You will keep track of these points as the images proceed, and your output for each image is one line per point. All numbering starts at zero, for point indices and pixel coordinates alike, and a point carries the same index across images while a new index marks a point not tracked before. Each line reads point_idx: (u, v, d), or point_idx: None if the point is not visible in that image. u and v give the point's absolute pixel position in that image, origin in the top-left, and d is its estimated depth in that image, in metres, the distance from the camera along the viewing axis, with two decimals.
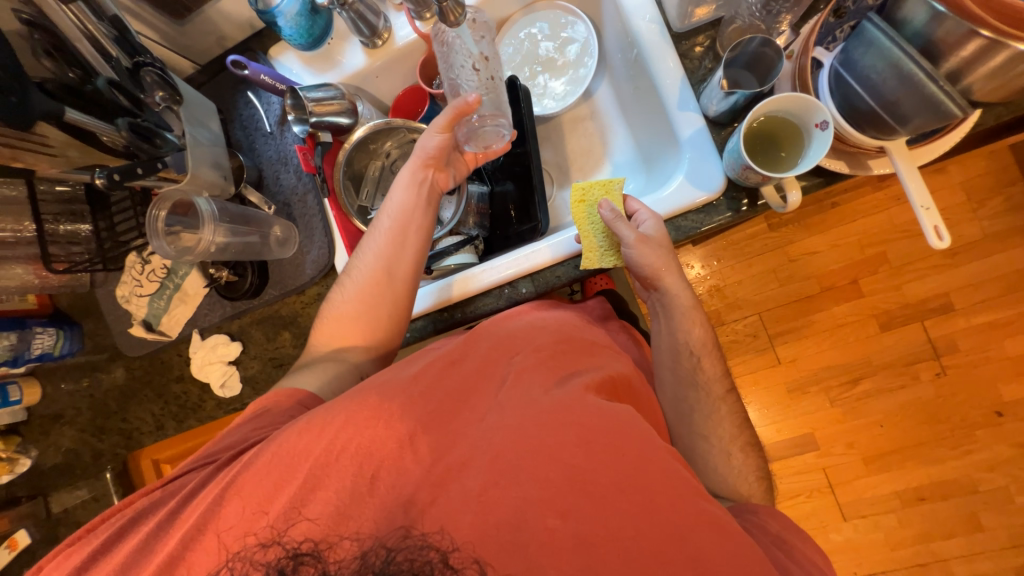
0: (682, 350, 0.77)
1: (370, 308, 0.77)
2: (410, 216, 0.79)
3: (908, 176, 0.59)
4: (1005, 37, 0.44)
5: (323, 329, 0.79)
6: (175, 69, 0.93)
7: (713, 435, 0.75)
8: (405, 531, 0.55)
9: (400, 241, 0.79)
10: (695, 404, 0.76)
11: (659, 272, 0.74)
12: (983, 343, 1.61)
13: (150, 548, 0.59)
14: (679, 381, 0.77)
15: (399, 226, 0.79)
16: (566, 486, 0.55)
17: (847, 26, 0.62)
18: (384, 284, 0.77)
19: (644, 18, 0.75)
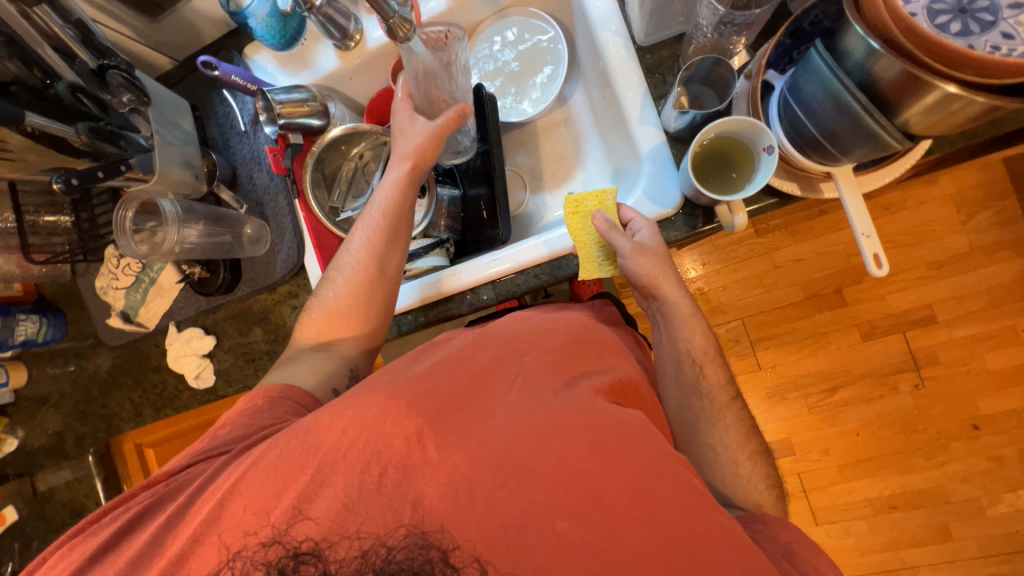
0: (684, 359, 0.76)
1: (363, 300, 0.78)
2: (402, 211, 0.79)
3: (853, 205, 0.59)
4: (933, 77, 0.45)
5: (312, 324, 0.79)
6: (153, 64, 0.94)
7: (720, 445, 0.73)
8: (406, 530, 0.53)
9: (392, 234, 0.79)
10: (702, 412, 0.74)
11: (657, 281, 0.71)
12: (964, 357, 1.60)
13: (157, 543, 0.57)
14: (684, 387, 0.76)
15: (391, 223, 0.79)
16: (575, 489, 0.54)
17: (803, 48, 0.62)
18: (374, 279, 0.78)
19: (609, 30, 0.74)
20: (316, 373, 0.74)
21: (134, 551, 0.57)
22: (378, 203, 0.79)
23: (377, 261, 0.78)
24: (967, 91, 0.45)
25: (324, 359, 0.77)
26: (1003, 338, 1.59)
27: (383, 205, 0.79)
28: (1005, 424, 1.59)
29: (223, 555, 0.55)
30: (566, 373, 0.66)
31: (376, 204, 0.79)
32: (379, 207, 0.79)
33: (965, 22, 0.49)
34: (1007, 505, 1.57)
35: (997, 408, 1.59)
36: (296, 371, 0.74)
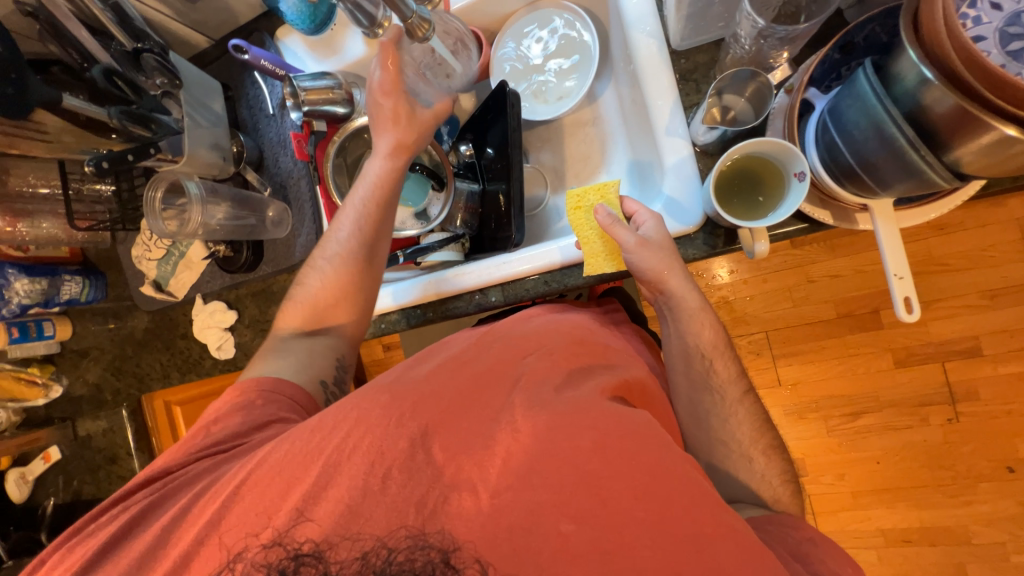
0: (693, 354, 0.74)
1: (349, 289, 0.80)
2: (393, 206, 0.79)
3: (886, 240, 0.55)
4: (992, 117, 0.41)
5: (294, 312, 0.81)
6: (191, 43, 0.96)
7: (733, 441, 0.71)
8: (406, 532, 0.53)
9: (381, 227, 0.79)
10: (713, 408, 0.72)
11: (662, 279, 0.69)
12: (1008, 395, 1.49)
13: (169, 541, 0.60)
14: (695, 384, 0.73)
15: (381, 218, 0.79)
16: (579, 490, 0.53)
17: (853, 65, 0.57)
18: (356, 261, 0.79)
19: (643, 30, 0.70)
20: (306, 369, 0.77)
21: (145, 546, 0.60)
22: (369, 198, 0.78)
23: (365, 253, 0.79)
24: None
25: (311, 347, 0.80)
26: None
27: (373, 198, 0.78)
28: None
29: (222, 557, 0.57)
30: (570, 381, 0.64)
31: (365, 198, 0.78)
32: (369, 202, 0.78)
33: None
34: None
35: None
36: (282, 362, 0.77)
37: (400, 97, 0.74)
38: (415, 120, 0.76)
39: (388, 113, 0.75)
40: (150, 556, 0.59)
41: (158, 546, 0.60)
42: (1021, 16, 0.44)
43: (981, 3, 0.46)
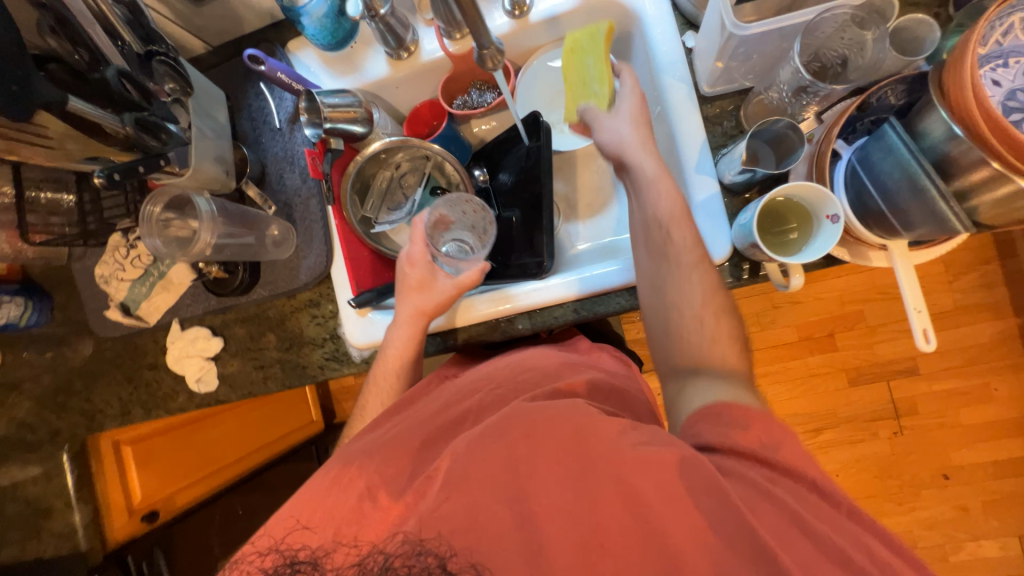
0: (651, 222, 0.68)
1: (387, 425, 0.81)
2: (414, 361, 0.80)
3: (906, 279, 0.61)
4: (1014, 171, 0.46)
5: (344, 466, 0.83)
6: (185, 47, 0.89)
7: (693, 317, 0.64)
8: (404, 537, 0.51)
9: (409, 376, 0.80)
10: (669, 276, 0.66)
11: (625, 148, 0.71)
12: (941, 409, 1.68)
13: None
14: (654, 255, 0.68)
15: (406, 369, 0.79)
16: (642, 542, 0.48)
17: (868, 121, 0.63)
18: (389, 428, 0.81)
19: (673, 75, 0.75)
20: None
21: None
22: (383, 354, 0.80)
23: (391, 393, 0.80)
24: None
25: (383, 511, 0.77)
26: (978, 394, 1.66)
27: (387, 353, 0.80)
28: (971, 476, 1.66)
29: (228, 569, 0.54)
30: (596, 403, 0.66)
31: (387, 348, 0.80)
32: (389, 354, 0.80)
33: None
34: (966, 554, 1.66)
35: (967, 460, 1.66)
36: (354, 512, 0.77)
37: (424, 268, 0.81)
38: (435, 290, 0.79)
39: (412, 282, 0.80)
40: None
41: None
42: (1016, 93, 0.53)
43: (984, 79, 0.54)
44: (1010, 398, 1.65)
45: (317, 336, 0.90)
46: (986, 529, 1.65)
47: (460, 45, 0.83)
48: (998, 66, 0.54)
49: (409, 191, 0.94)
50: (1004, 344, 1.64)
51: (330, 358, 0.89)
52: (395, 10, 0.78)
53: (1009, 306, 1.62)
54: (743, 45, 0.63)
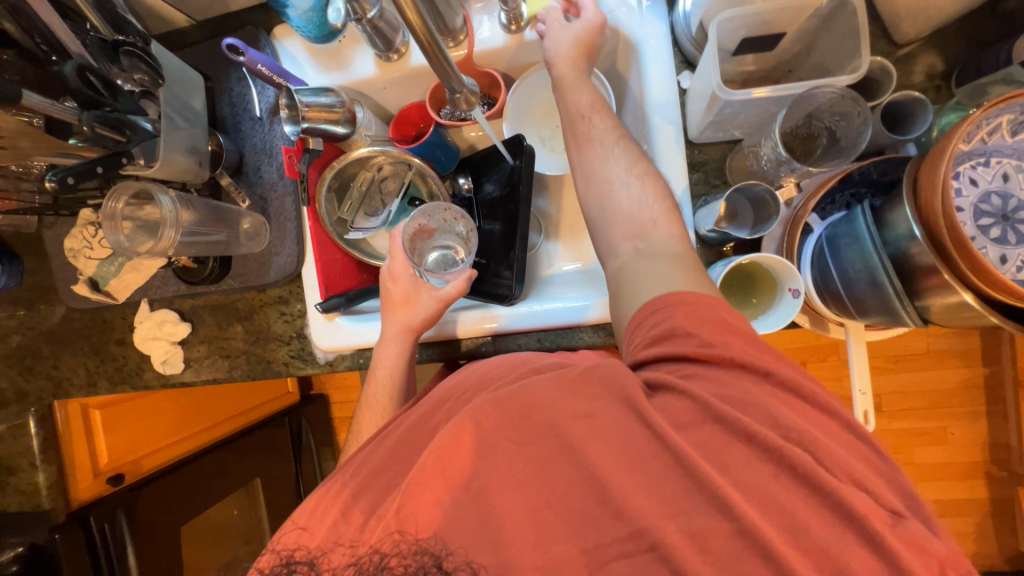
0: (575, 117, 0.70)
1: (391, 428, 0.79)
2: (408, 368, 0.79)
3: (856, 358, 0.62)
4: (961, 282, 0.47)
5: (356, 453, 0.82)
6: (166, 19, 0.85)
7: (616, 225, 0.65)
8: (398, 536, 0.52)
9: (405, 383, 0.79)
10: (593, 164, 0.68)
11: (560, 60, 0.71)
12: (898, 446, 1.71)
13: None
14: (592, 155, 0.69)
15: (404, 375, 0.79)
16: None
17: (848, 194, 0.63)
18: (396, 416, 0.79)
19: (664, 116, 0.72)
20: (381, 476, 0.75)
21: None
22: (376, 364, 0.80)
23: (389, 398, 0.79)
24: (984, 306, 0.47)
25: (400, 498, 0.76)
26: (934, 435, 1.69)
27: (380, 360, 0.79)
28: None
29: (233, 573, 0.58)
30: None
31: (380, 357, 0.80)
32: (382, 363, 0.79)
33: (1005, 230, 0.51)
34: None
35: None
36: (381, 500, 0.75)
37: (407, 283, 0.80)
38: (420, 304, 0.78)
39: (396, 298, 0.80)
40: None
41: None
42: (989, 195, 0.52)
43: (962, 176, 0.53)
44: (966, 443, 1.68)
45: (285, 333, 0.90)
46: None
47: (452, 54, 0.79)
48: (978, 165, 0.53)
49: (388, 197, 0.92)
50: (968, 392, 1.65)
51: (296, 356, 0.90)
52: (383, 12, 0.75)
53: (979, 355, 1.63)
54: (729, 106, 0.61)
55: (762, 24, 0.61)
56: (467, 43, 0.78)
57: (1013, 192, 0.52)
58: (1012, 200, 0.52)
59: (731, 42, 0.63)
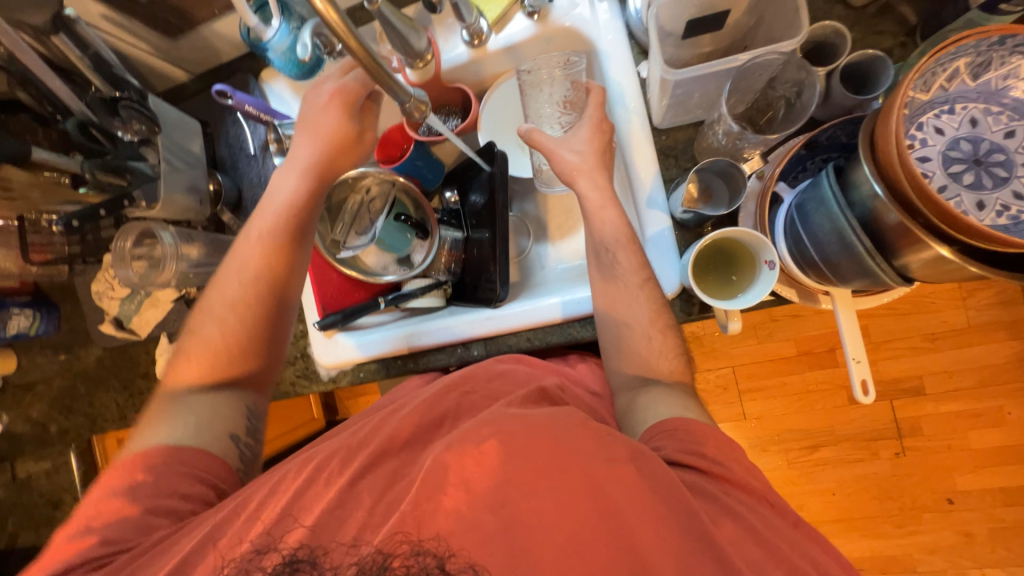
0: (600, 245, 0.71)
1: (245, 345, 0.73)
2: (235, 295, 0.73)
3: (847, 329, 0.59)
4: (927, 238, 0.46)
5: (188, 358, 0.72)
6: (168, 75, 0.94)
7: (635, 321, 0.69)
8: (402, 537, 0.51)
9: (245, 300, 0.73)
10: (623, 300, 0.70)
11: (579, 176, 0.71)
12: (949, 431, 1.57)
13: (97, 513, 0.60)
14: (608, 280, 0.71)
15: (222, 301, 0.74)
16: None
17: (818, 159, 0.62)
18: (250, 292, 0.73)
19: (625, 106, 0.74)
20: (204, 427, 0.67)
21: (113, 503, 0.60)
22: (233, 279, 0.74)
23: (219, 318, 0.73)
24: (961, 258, 0.45)
25: (213, 402, 0.70)
26: (989, 417, 1.56)
27: (228, 275, 0.74)
28: (978, 502, 1.56)
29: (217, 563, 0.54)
30: None
31: (235, 270, 0.74)
32: (229, 278, 0.74)
33: (978, 174, 0.49)
34: None
35: (974, 485, 1.56)
36: (175, 426, 0.66)
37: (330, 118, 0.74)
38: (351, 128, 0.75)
39: (303, 159, 0.74)
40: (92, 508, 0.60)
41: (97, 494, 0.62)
42: (958, 142, 0.51)
43: (926, 127, 0.51)
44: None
45: (290, 353, 0.94)
46: (992, 558, 1.55)
47: (421, 74, 0.81)
48: (943, 113, 0.51)
49: (375, 215, 0.93)
50: (1020, 367, 1.53)
51: (302, 375, 0.94)
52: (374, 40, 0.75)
53: None
54: (681, 84, 0.61)
55: (706, 3, 0.61)
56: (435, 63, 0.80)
57: (983, 136, 0.50)
58: (984, 144, 0.50)
59: (677, 23, 0.63)
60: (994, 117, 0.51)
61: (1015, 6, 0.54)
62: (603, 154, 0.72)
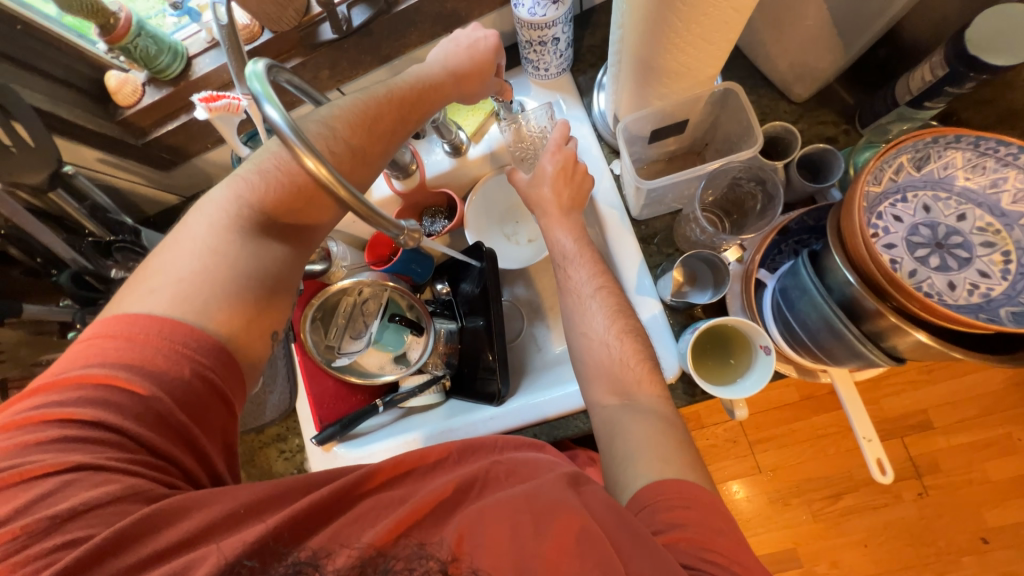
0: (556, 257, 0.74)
1: (161, 368, 0.45)
2: (283, 191, 0.56)
3: (853, 409, 0.60)
4: (906, 324, 0.48)
5: (211, 212, 0.54)
6: (159, 201, 0.97)
7: (593, 330, 0.68)
8: (406, 542, 0.46)
9: (296, 199, 0.57)
10: (573, 306, 0.71)
11: (541, 200, 0.76)
12: (965, 465, 1.54)
13: (67, 396, 0.43)
14: (563, 289, 0.73)
15: (251, 204, 0.55)
16: None
17: (792, 242, 0.65)
18: (242, 209, 0.54)
19: (605, 201, 0.78)
20: (205, 301, 0.49)
21: (124, 350, 0.45)
22: (272, 179, 0.56)
23: (238, 217, 0.54)
24: (942, 343, 0.46)
25: (253, 252, 0.54)
26: (1000, 446, 1.53)
27: (263, 184, 0.56)
28: (1012, 538, 1.50)
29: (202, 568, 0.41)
30: None
31: (245, 176, 0.56)
32: (256, 185, 0.55)
33: (942, 257, 0.53)
34: None
35: (1004, 520, 1.50)
36: (174, 296, 0.48)
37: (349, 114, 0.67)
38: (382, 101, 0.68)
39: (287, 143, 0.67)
40: (77, 357, 0.45)
41: (87, 342, 0.46)
42: (917, 228, 0.54)
43: (885, 215, 0.55)
44: None
45: (286, 472, 0.90)
46: None
47: (407, 183, 0.86)
48: (897, 202, 0.55)
49: (370, 318, 0.93)
50: (1018, 390, 1.54)
51: None
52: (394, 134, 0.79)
53: None
54: (655, 188, 0.66)
55: (668, 115, 0.67)
56: (419, 172, 0.85)
57: (938, 221, 0.54)
58: (940, 228, 0.54)
59: (644, 131, 0.69)
60: (944, 202, 0.55)
61: (939, 103, 0.60)
62: (557, 178, 0.75)
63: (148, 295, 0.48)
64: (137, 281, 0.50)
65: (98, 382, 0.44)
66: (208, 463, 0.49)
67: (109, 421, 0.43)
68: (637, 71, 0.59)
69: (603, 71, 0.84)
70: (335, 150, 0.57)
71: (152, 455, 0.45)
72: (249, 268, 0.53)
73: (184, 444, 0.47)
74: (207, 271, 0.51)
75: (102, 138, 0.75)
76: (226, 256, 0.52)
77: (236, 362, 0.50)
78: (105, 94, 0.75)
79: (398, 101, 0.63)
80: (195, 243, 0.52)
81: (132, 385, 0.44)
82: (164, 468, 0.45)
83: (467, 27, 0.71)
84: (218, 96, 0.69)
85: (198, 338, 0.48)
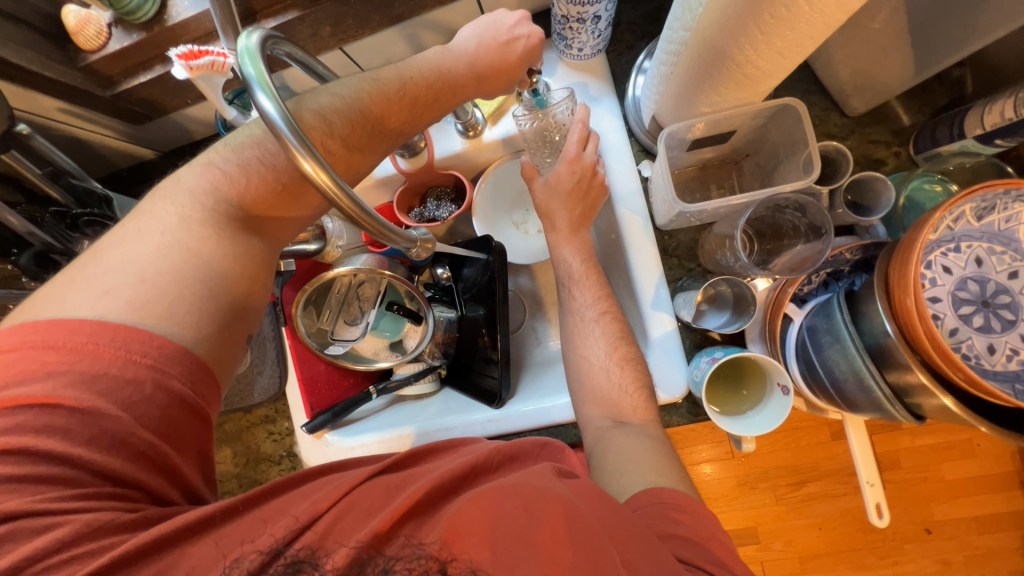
0: (562, 273, 0.72)
1: (115, 383, 0.39)
2: (265, 189, 0.49)
3: (860, 452, 0.62)
4: (936, 387, 0.46)
5: (169, 209, 0.46)
6: (133, 155, 0.86)
7: (594, 347, 0.66)
8: (404, 540, 0.42)
9: (283, 199, 0.50)
10: (574, 322, 0.69)
11: (552, 203, 0.73)
12: (924, 464, 1.35)
13: (3, 424, 0.36)
14: (567, 301, 0.70)
15: (229, 198, 0.48)
16: None
17: (824, 272, 0.62)
18: (218, 207, 0.48)
19: (629, 206, 0.71)
20: (163, 305, 0.42)
21: (69, 362, 0.38)
22: (253, 172, 0.49)
23: (213, 212, 0.47)
24: (969, 413, 0.45)
25: (229, 251, 0.47)
26: (958, 449, 1.34)
27: (243, 178, 0.48)
28: (955, 531, 1.36)
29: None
30: None
31: (218, 161, 0.49)
32: (235, 178, 0.48)
33: (987, 317, 0.50)
34: None
35: (953, 514, 1.35)
36: (121, 296, 0.41)
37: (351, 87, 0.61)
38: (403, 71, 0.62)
39: None
40: (6, 372, 0.38)
41: (14, 354, 0.38)
42: (966, 282, 0.51)
43: (935, 265, 0.52)
44: None
45: (275, 453, 0.89)
46: None
47: (412, 162, 0.78)
48: (949, 251, 0.51)
49: (366, 304, 0.87)
50: None
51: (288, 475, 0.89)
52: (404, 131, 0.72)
53: None
54: (690, 208, 0.61)
55: (717, 121, 0.61)
56: (428, 151, 0.78)
57: (988, 276, 0.51)
58: (990, 285, 0.51)
59: (686, 137, 0.63)
60: (998, 256, 0.51)
61: (1009, 142, 0.56)
62: (574, 176, 0.70)
63: (101, 294, 0.41)
64: (87, 277, 0.42)
65: (40, 404, 0.37)
66: (182, 482, 0.43)
67: (58, 449, 0.37)
68: (694, 75, 0.53)
69: (646, 54, 0.74)
70: (333, 151, 0.49)
71: (111, 485, 0.39)
72: (223, 267, 0.46)
73: (153, 466, 0.41)
74: (174, 269, 0.44)
75: (62, 86, 0.64)
76: (198, 253, 0.45)
77: (209, 368, 0.44)
78: (64, 33, 0.64)
79: (409, 97, 0.54)
80: (163, 237, 0.45)
81: (84, 404, 0.38)
82: (127, 496, 0.40)
83: (509, 15, 0.62)
84: (200, 51, 0.59)
85: (160, 346, 0.41)
